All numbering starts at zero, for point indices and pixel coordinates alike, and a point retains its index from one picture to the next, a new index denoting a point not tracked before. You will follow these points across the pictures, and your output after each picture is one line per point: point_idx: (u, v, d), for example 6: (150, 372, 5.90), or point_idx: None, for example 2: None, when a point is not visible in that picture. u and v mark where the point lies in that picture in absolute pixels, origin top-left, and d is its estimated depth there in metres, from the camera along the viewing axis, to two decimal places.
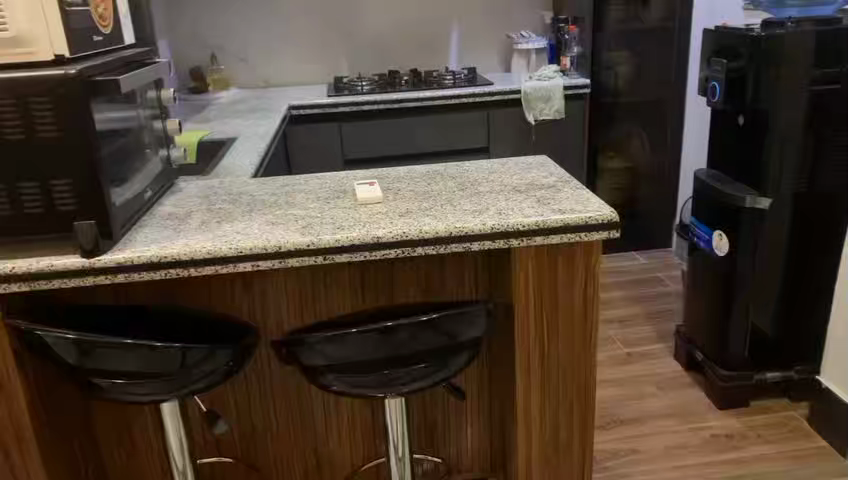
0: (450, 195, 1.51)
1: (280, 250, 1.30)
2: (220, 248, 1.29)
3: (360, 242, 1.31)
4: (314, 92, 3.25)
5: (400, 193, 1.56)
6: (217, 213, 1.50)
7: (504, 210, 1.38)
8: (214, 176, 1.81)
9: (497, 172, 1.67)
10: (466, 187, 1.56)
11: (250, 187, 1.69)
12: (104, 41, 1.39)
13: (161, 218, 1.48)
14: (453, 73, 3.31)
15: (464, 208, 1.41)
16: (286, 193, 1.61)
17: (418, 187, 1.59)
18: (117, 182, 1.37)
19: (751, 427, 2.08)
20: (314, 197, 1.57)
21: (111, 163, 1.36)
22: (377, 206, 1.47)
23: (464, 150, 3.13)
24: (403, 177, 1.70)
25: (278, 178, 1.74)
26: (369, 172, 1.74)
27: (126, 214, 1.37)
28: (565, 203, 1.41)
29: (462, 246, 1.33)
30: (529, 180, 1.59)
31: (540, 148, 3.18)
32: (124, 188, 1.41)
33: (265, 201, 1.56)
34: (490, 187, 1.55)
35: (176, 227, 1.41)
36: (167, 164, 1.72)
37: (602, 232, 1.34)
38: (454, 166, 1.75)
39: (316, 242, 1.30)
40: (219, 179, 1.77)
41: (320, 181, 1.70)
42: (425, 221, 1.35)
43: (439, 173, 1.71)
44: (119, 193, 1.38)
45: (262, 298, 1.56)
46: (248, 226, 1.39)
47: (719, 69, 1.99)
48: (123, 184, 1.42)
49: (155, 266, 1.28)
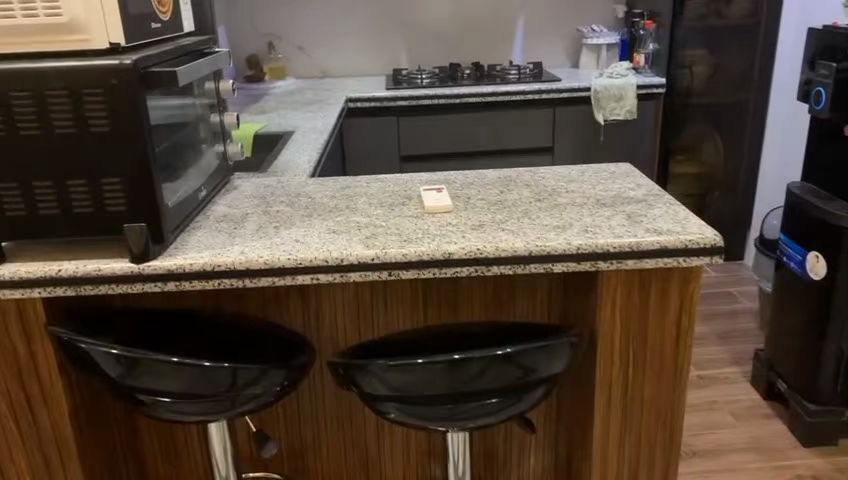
0: (527, 206, 1.37)
1: (341, 264, 1.19)
2: (277, 259, 1.18)
3: (429, 258, 1.19)
4: (373, 84, 3.13)
5: (470, 201, 1.42)
6: (273, 217, 1.39)
7: (590, 228, 1.24)
8: (271, 174, 1.71)
9: (576, 181, 1.52)
10: (544, 198, 1.42)
11: (309, 188, 1.58)
12: (163, 28, 1.30)
13: (215, 220, 1.38)
14: (518, 68, 3.16)
15: (544, 223, 1.27)
16: (347, 196, 1.50)
17: (491, 195, 1.46)
18: (169, 182, 1.28)
19: (840, 469, 1.89)
20: (377, 202, 1.45)
21: (164, 161, 1.27)
22: (447, 217, 1.34)
23: (527, 150, 2.98)
24: (473, 182, 1.57)
25: (338, 178, 1.63)
26: (435, 175, 1.62)
27: (179, 216, 1.28)
28: (659, 221, 1.26)
29: (543, 267, 1.19)
30: (614, 192, 1.44)
31: (608, 151, 3.01)
32: (177, 187, 1.31)
33: (325, 204, 1.45)
34: (571, 198, 1.41)
35: (230, 232, 1.31)
36: (223, 160, 1.62)
37: (704, 257, 1.19)
38: (528, 173, 1.61)
39: (381, 256, 1.18)
40: (276, 177, 1.67)
41: (383, 184, 1.58)
42: (502, 238, 1.22)
43: (512, 179, 1.57)
44: (172, 194, 1.28)
45: (318, 309, 1.45)
46: (308, 234, 1.28)
47: (827, 73, 1.79)
48: (176, 183, 1.32)
49: (207, 275, 1.18)
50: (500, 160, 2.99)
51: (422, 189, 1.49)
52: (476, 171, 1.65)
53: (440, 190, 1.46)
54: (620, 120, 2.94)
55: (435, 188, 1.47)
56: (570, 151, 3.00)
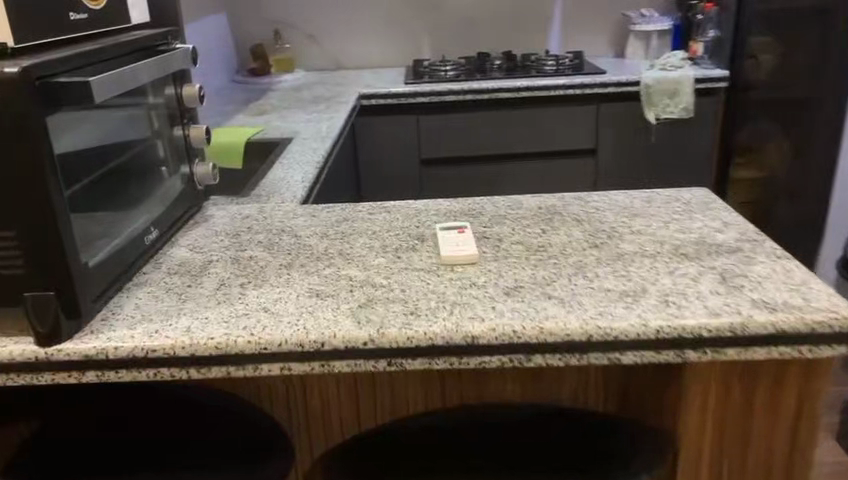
0: (578, 258, 1.02)
1: (321, 350, 0.85)
2: (232, 341, 0.85)
3: (445, 343, 0.85)
4: (391, 77, 2.78)
5: (502, 248, 1.07)
6: (243, 267, 1.06)
7: (670, 299, 0.89)
8: (254, 199, 1.38)
9: (640, 217, 1.17)
10: (600, 245, 1.07)
11: (297, 221, 1.24)
12: (92, 21, 0.97)
13: (168, 271, 1.06)
14: (555, 58, 2.78)
15: (605, 287, 0.93)
16: (343, 236, 1.16)
17: (529, 237, 1.11)
18: (90, 233, 0.95)
19: None
20: (380, 246, 1.11)
21: (83, 207, 0.94)
22: (471, 272, 1.00)
23: (566, 152, 2.61)
24: (506, 215, 1.22)
25: (334, 208, 1.30)
26: (456, 205, 1.28)
27: (105, 279, 0.95)
28: (767, 288, 0.90)
29: (607, 357, 0.85)
30: (694, 235, 1.08)
31: (658, 154, 2.64)
32: (105, 238, 0.99)
33: (314, 249, 1.12)
34: (638, 247, 1.05)
35: (179, 292, 0.99)
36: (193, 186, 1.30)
37: (837, 345, 0.83)
38: (577, 204, 1.25)
39: (377, 339, 0.84)
40: (258, 205, 1.34)
41: (389, 216, 1.24)
42: (548, 313, 0.87)
43: (558, 213, 1.22)
44: (96, 250, 0.95)
45: (306, 390, 1.12)
46: (281, 300, 0.94)
47: None
48: (104, 232, 0.99)
49: (139, 363, 0.86)
50: (535, 165, 2.62)
51: (438, 226, 1.15)
52: (507, 197, 1.31)
53: (461, 230, 1.11)
54: (674, 119, 2.56)
55: (455, 228, 1.13)
56: (616, 154, 2.62)
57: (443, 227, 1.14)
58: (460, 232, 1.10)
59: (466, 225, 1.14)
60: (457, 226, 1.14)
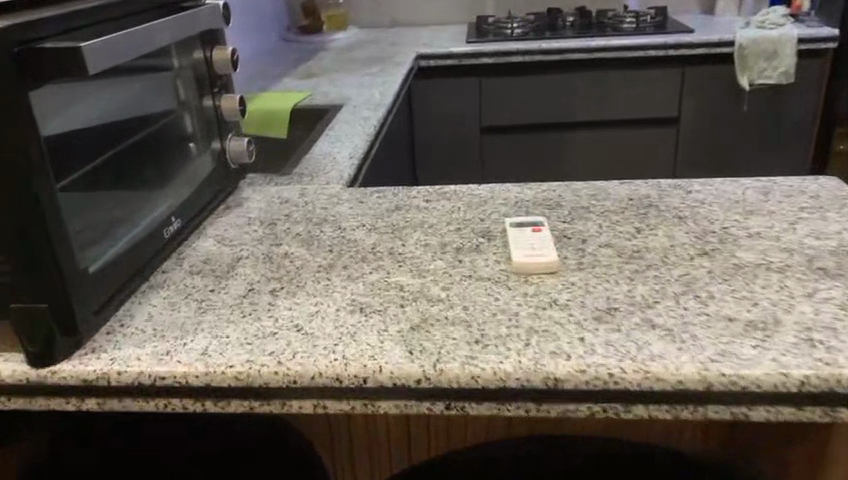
0: (685, 271, 0.82)
1: (363, 385, 0.68)
2: (255, 371, 0.69)
3: (519, 385, 0.67)
4: (452, 35, 2.56)
5: (588, 253, 0.88)
6: (277, 266, 0.90)
7: (814, 336, 0.68)
8: (295, 179, 1.21)
9: (758, 215, 0.95)
10: (711, 253, 0.86)
11: (342, 208, 1.08)
12: None
13: (191, 269, 0.91)
14: (635, 15, 2.50)
15: (725, 316, 0.73)
16: (394, 230, 0.99)
17: (621, 240, 0.91)
18: (94, 232, 0.79)
19: None
20: (437, 245, 0.93)
21: (85, 201, 0.78)
22: (551, 286, 0.81)
23: (645, 122, 2.37)
24: (590, 208, 1.02)
25: (386, 193, 1.12)
26: (529, 193, 1.08)
27: (107, 289, 0.79)
28: None
29: (730, 411, 0.67)
30: (833, 243, 0.86)
31: (750, 123, 2.35)
32: (111, 238, 0.83)
33: (359, 246, 0.95)
34: (759, 257, 0.84)
35: (199, 299, 0.83)
36: (228, 166, 1.14)
37: None
38: (676, 196, 1.04)
39: (433, 377, 0.67)
40: (299, 187, 1.17)
41: (449, 205, 1.06)
42: (652, 350, 0.68)
43: (653, 207, 1.01)
44: (99, 253, 0.80)
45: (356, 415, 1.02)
46: (317, 314, 0.78)
47: None
48: (110, 230, 0.83)
49: (148, 390, 0.72)
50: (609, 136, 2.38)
51: (508, 221, 0.96)
52: (589, 184, 1.10)
53: (536, 229, 0.92)
54: (771, 85, 2.26)
55: (529, 225, 0.94)
56: (701, 126, 2.35)
57: (513, 224, 0.95)
58: (535, 232, 0.91)
59: (542, 222, 0.95)
60: (531, 222, 0.95)
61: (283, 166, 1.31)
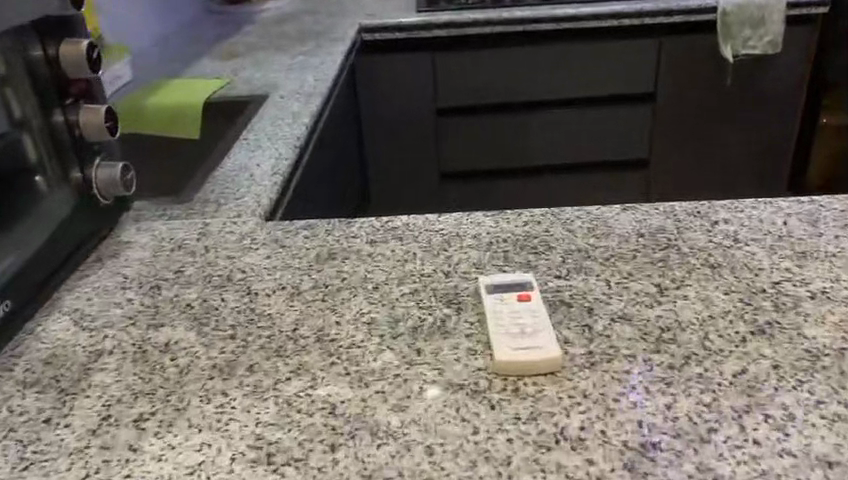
0: (739, 367, 0.57)
1: None
2: None
3: None
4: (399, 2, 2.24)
5: (597, 335, 0.62)
6: (153, 371, 0.62)
7: None
8: (198, 214, 0.92)
9: (816, 261, 0.71)
10: (768, 331, 0.61)
11: (256, 260, 0.79)
12: None
13: (25, 378, 0.62)
14: None
15: (819, 458, 0.49)
16: (325, 297, 0.71)
17: (640, 311, 0.65)
18: None
19: None
20: (386, 322, 0.66)
21: None
22: (551, 400, 0.55)
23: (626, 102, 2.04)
24: (589, 253, 0.76)
25: (315, 232, 0.84)
26: (506, 230, 0.81)
27: None
28: None
29: None
30: None
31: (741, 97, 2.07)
32: None
33: (274, 327, 0.66)
34: (836, 338, 0.60)
35: (24, 443, 0.55)
36: (103, 207, 0.84)
37: None
38: (700, 229, 0.79)
39: None
40: (197, 227, 0.88)
41: (399, 251, 0.78)
42: None
43: (674, 248, 0.75)
44: None
45: None
46: (201, 473, 0.51)
47: None
48: None
49: None
50: (591, 118, 2.03)
51: (482, 282, 0.69)
52: (584, 213, 0.84)
53: (522, 296, 0.65)
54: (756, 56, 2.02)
55: (512, 289, 0.67)
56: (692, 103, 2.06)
57: (488, 288, 0.68)
58: (521, 303, 0.64)
59: (530, 283, 0.68)
60: (515, 285, 0.68)
61: (190, 190, 0.99)
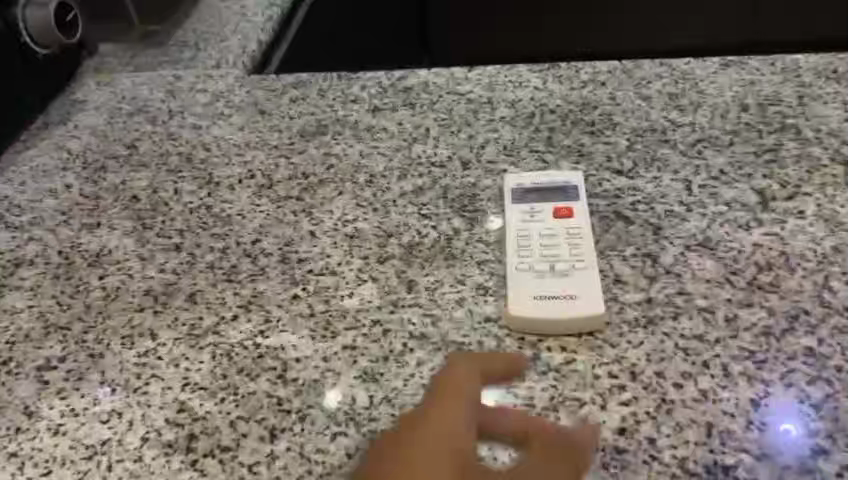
0: None
1: None
2: None
3: None
4: None
5: (662, 274, 0.44)
6: (73, 295, 0.49)
7: None
8: (168, 65, 0.73)
9: None
10: None
11: (227, 135, 0.62)
12: None
13: None
14: None
15: None
16: (302, 193, 0.54)
17: (729, 235, 0.46)
18: None
19: None
20: (374, 239, 0.50)
21: None
22: (582, 379, 0.39)
23: None
24: (667, 136, 0.54)
25: (305, 97, 0.65)
26: (555, 99, 0.60)
27: None
28: None
29: None
30: None
31: None
32: None
33: (231, 237, 0.51)
34: None
35: None
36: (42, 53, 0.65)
37: None
38: (832, 101, 0.56)
39: None
40: (164, 83, 0.70)
41: (408, 132, 0.59)
42: None
43: (790, 133, 0.53)
44: None
45: None
46: (101, 458, 0.39)
47: None
48: None
49: None
50: None
51: (509, 184, 0.51)
52: (666, 69, 0.61)
53: (562, 213, 0.47)
54: None
55: (549, 198, 0.49)
56: None
57: (516, 195, 0.49)
58: (558, 224, 0.46)
59: (574, 191, 0.49)
60: (553, 191, 0.49)
61: (173, 27, 0.79)
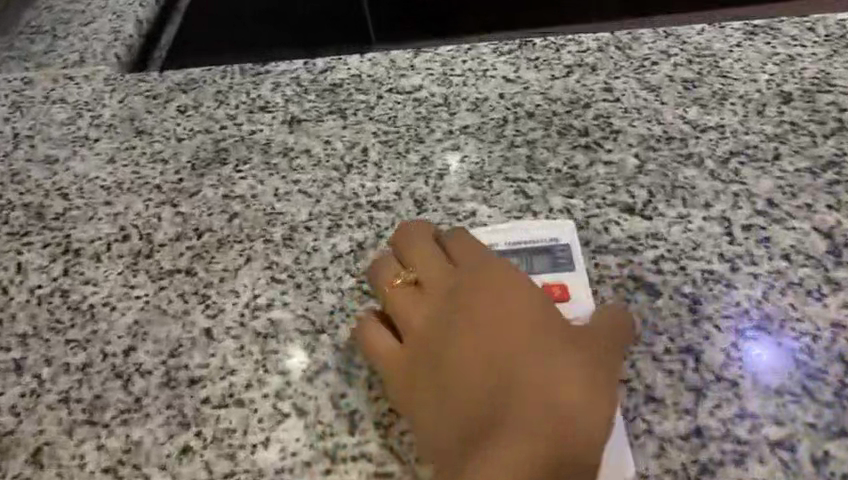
0: None
1: None
2: None
3: None
4: None
5: (712, 385, 0.31)
6: None
7: None
8: (13, 65, 0.55)
9: None
10: None
11: (91, 171, 0.45)
12: None
13: None
14: None
15: None
16: (194, 264, 0.39)
17: (797, 310, 0.33)
18: None
19: None
20: (297, 337, 0.35)
21: None
22: None
23: None
24: (689, 147, 0.40)
25: (196, 106, 0.48)
26: (533, 94, 0.45)
27: None
28: None
29: None
30: None
31: None
32: None
33: (94, 346, 0.36)
34: None
35: None
36: None
37: None
38: None
39: None
40: (7, 91, 0.53)
41: (338, 155, 0.43)
42: None
43: None
44: None
45: None
46: None
47: None
48: None
49: None
50: None
51: (475, 239, 0.37)
52: (675, 43, 0.46)
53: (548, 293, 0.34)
54: None
55: (532, 267, 0.35)
56: None
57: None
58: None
59: (564, 252, 0.36)
60: (538, 254, 0.35)
61: (22, 6, 0.60)
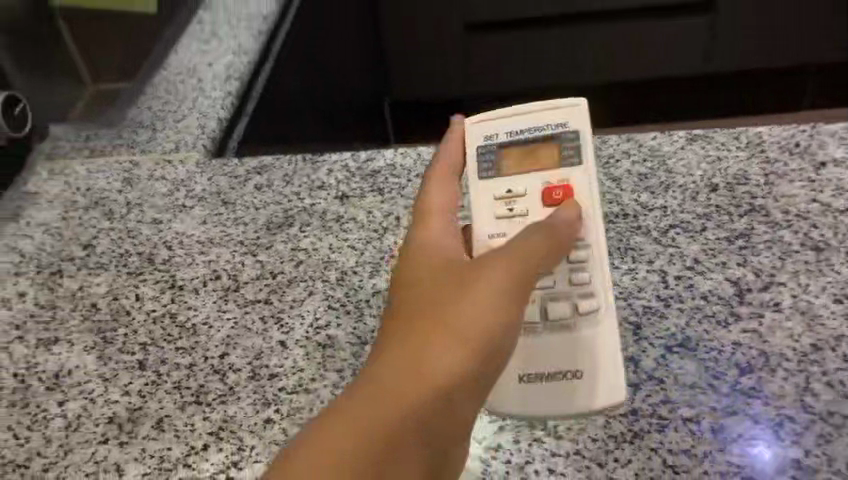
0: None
1: None
2: None
3: None
4: None
5: (645, 381, 0.43)
6: (31, 427, 0.47)
7: None
8: (123, 150, 0.71)
9: None
10: None
11: (188, 229, 0.60)
12: None
13: None
14: None
15: None
16: (270, 296, 0.52)
17: (708, 333, 0.45)
18: None
19: None
20: (348, 347, 0.48)
21: None
22: None
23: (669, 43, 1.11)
24: (639, 221, 0.54)
25: (269, 184, 0.63)
26: None
27: None
28: None
29: None
30: None
31: None
32: None
33: (197, 351, 0.49)
34: None
35: None
36: None
37: None
38: (798, 175, 0.56)
39: None
40: (120, 170, 0.68)
41: (378, 221, 0.57)
42: None
43: (759, 214, 0.53)
44: None
45: None
46: None
47: None
48: None
49: None
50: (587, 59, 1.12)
51: (476, 134, 0.47)
52: (634, 146, 0.61)
53: (557, 193, 0.44)
54: None
55: (530, 169, 0.46)
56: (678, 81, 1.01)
57: (488, 160, 0.47)
58: (550, 211, 0.44)
59: (569, 139, 0.45)
60: (538, 146, 0.46)
61: (125, 106, 0.76)
